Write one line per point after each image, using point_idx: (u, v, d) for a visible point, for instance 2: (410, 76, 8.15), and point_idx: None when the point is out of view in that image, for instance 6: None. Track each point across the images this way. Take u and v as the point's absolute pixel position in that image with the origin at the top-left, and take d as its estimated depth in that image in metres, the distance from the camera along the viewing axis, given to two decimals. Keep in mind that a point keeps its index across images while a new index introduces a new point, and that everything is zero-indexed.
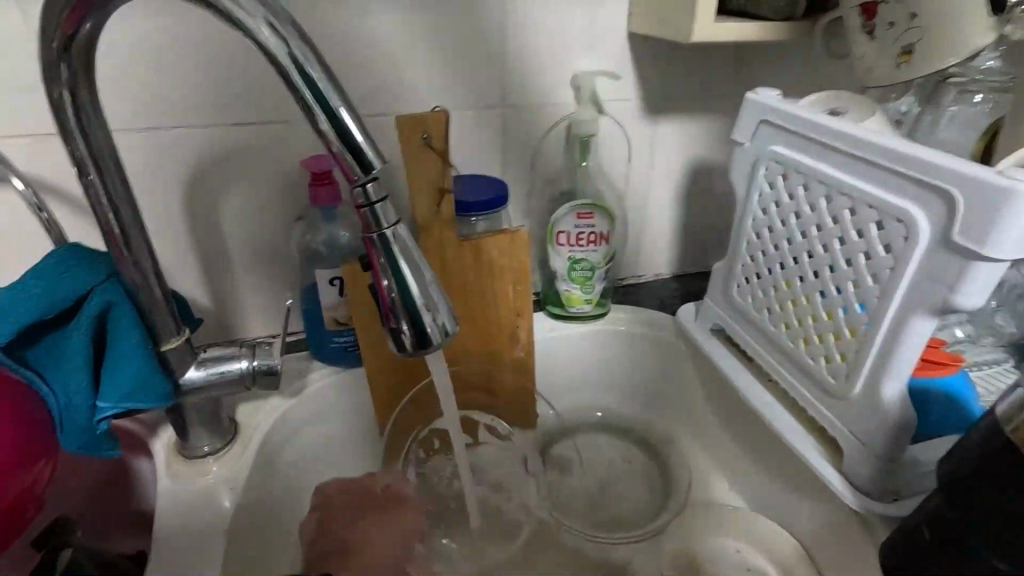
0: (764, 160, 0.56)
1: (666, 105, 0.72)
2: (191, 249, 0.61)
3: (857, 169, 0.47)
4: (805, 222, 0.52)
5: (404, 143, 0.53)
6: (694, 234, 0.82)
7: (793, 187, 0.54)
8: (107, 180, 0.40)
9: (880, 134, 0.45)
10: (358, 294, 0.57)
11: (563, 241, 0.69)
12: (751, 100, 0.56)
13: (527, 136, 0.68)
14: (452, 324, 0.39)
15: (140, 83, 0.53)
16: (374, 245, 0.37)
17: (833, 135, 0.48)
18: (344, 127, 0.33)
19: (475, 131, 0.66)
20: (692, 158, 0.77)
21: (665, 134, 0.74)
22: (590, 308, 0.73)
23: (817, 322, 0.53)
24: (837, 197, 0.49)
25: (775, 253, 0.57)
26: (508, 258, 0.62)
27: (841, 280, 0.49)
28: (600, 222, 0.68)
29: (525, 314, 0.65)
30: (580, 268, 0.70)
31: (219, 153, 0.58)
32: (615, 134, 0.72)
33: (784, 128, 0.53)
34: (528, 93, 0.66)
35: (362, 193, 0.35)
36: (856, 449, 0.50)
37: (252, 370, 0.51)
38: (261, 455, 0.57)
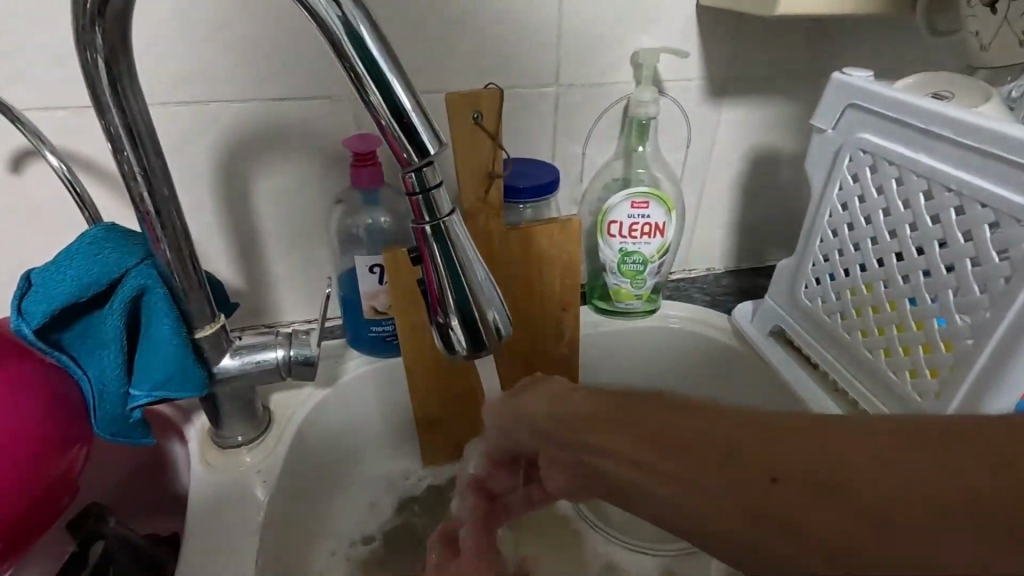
0: (850, 148, 0.50)
1: (733, 87, 0.66)
2: (227, 230, 0.59)
3: (969, 163, 0.41)
4: (895, 221, 0.47)
5: (453, 122, 0.49)
6: (753, 227, 0.77)
7: (882, 180, 0.48)
8: (143, 157, 0.38)
9: (1002, 123, 0.39)
10: (398, 281, 0.54)
11: (615, 232, 0.64)
12: (838, 81, 0.50)
13: (580, 118, 0.64)
14: (506, 324, 0.36)
15: (178, 54, 0.51)
16: (425, 236, 0.33)
17: (941, 123, 0.42)
18: (399, 103, 0.30)
19: (526, 111, 0.62)
20: (756, 145, 0.71)
21: (729, 119, 0.68)
22: (639, 304, 0.68)
23: (903, 332, 0.48)
24: (940, 194, 0.43)
25: (854, 254, 0.51)
26: (557, 249, 0.58)
27: (938, 288, 0.44)
28: (656, 212, 0.63)
29: (572, 307, 0.62)
30: (632, 261, 0.65)
31: (258, 130, 0.55)
32: (675, 118, 0.66)
33: (877, 113, 0.47)
34: (585, 71, 0.61)
35: (415, 178, 0.31)
36: None
37: (288, 360, 0.49)
38: (295, 445, 0.55)
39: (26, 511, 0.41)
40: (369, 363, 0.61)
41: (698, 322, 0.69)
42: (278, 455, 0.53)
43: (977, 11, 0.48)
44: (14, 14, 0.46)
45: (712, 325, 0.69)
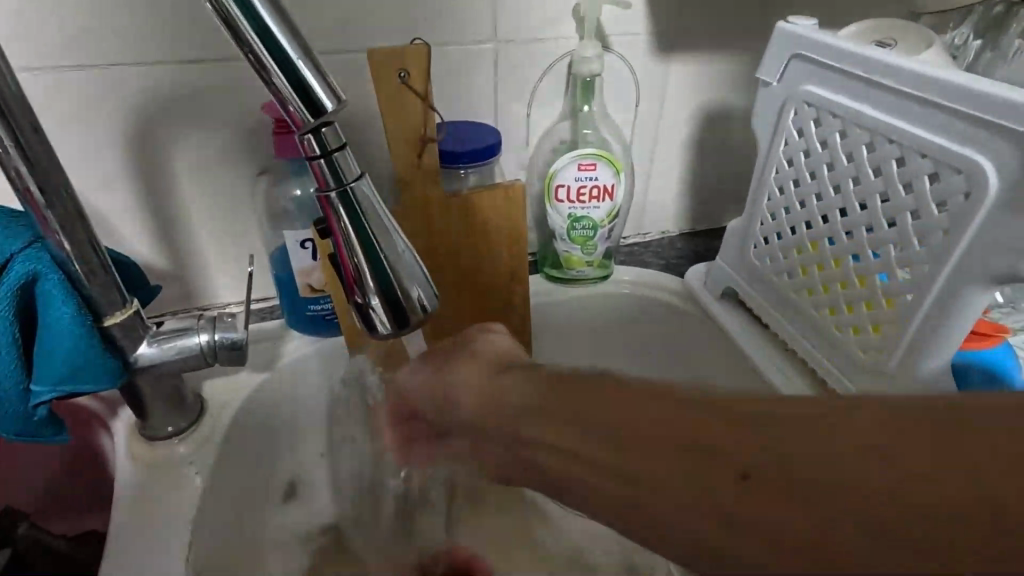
0: (795, 102, 0.49)
1: (683, 42, 0.64)
2: (143, 208, 0.54)
3: (910, 112, 0.40)
4: (839, 175, 0.46)
5: (377, 81, 0.45)
6: (705, 188, 0.75)
7: (826, 133, 0.46)
8: (16, 128, 0.34)
9: (940, 69, 0.38)
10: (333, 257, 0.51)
11: (562, 197, 0.62)
12: (783, 30, 0.48)
13: (523, 76, 0.60)
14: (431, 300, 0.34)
15: (65, 11, 0.45)
16: (332, 205, 0.30)
17: (882, 71, 0.41)
18: (283, 55, 0.26)
19: (464, 72, 0.58)
20: (708, 102, 0.69)
21: (678, 75, 0.66)
22: (591, 270, 0.67)
23: (847, 289, 0.47)
24: (881, 145, 0.42)
25: (800, 211, 0.50)
26: (502, 217, 0.56)
27: (880, 242, 0.43)
28: (603, 174, 0.61)
29: (521, 276, 0.60)
30: (581, 227, 0.63)
31: (167, 97, 0.50)
32: (623, 75, 0.64)
33: (821, 63, 0.46)
34: (525, 25, 0.57)
35: (313, 141, 0.28)
36: None
37: (213, 345, 0.46)
38: (232, 433, 0.52)
39: None
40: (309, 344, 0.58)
41: (651, 287, 0.68)
42: (214, 444, 0.50)
43: None
44: None
45: (665, 290, 0.68)
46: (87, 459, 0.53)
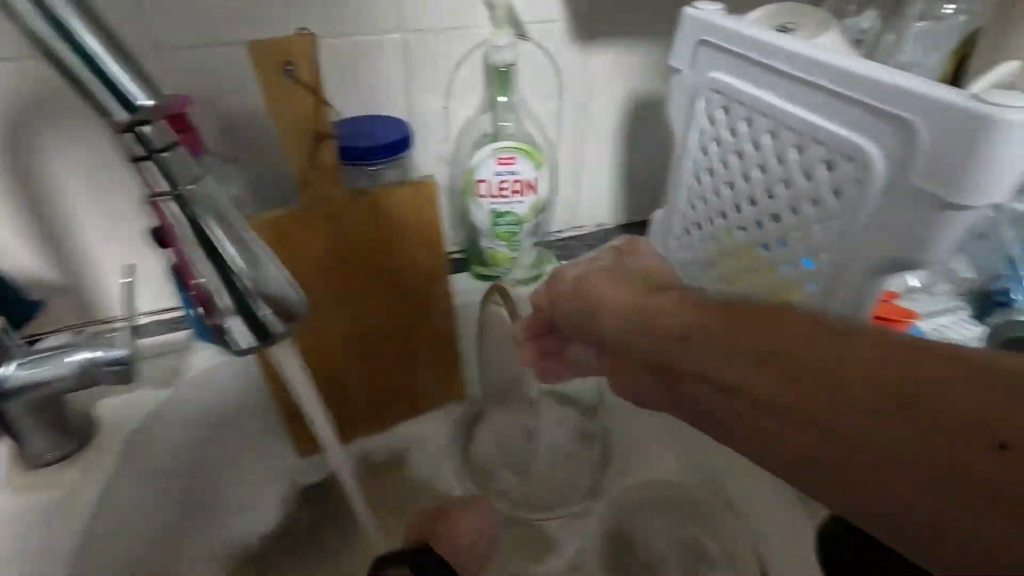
0: (703, 90, 0.47)
1: (603, 30, 0.62)
2: (24, 219, 0.51)
3: (806, 97, 0.39)
4: (746, 163, 0.45)
5: (261, 73, 0.43)
6: (639, 178, 0.74)
7: (733, 121, 0.45)
8: None
9: (833, 53, 0.37)
10: None
11: (483, 192, 0.60)
12: (689, 16, 0.47)
13: (435, 68, 0.58)
14: (295, 305, 0.35)
15: None
16: (180, 222, 0.33)
17: (779, 57, 0.40)
18: (97, 59, 0.28)
19: (372, 64, 0.55)
20: (634, 91, 0.67)
21: (600, 64, 0.64)
22: (519, 267, 0.65)
23: (761, 280, 0.46)
24: (782, 133, 0.41)
25: (713, 201, 0.49)
26: (415, 215, 0.53)
27: (786, 232, 0.42)
28: (524, 168, 0.59)
29: (441, 277, 0.57)
30: (505, 223, 0.61)
31: (39, 99, 0.47)
32: (543, 65, 0.62)
33: (724, 50, 0.44)
34: (434, 14, 0.55)
35: (139, 140, 0.30)
36: None
37: (93, 362, 0.42)
38: (128, 455, 0.49)
39: None
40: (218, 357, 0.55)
41: None
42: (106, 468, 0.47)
43: None
44: None
45: None
46: None
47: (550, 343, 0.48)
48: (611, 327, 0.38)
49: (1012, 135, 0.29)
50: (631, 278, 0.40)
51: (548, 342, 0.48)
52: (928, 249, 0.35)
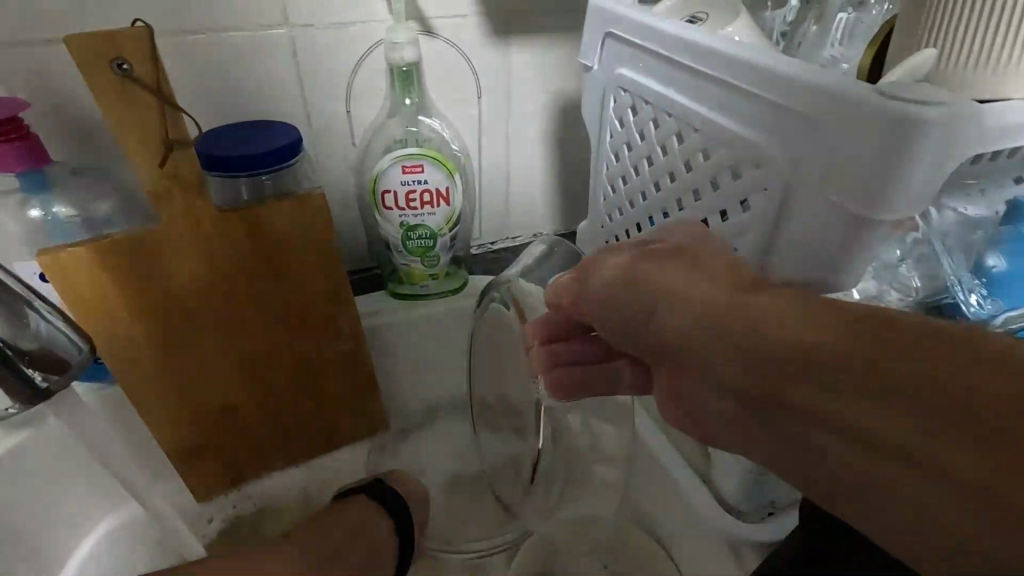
0: (612, 89, 0.43)
1: (520, 24, 0.57)
2: None
3: (709, 95, 0.34)
4: (657, 170, 0.40)
5: (89, 75, 0.37)
6: (575, 184, 0.68)
7: (642, 124, 0.41)
8: None
9: (736, 47, 0.33)
10: (84, 290, 0.42)
11: (390, 204, 0.54)
12: (593, 7, 0.43)
13: (330, 68, 0.52)
14: (66, 358, 0.36)
15: None
16: None
17: (681, 51, 0.35)
18: None
19: (254, 64, 0.50)
20: (560, 91, 0.62)
21: (521, 62, 0.59)
22: (438, 284, 0.59)
23: None
24: (689, 137, 0.36)
25: (630, 213, 0.44)
26: (304, 229, 0.47)
27: None
28: (433, 177, 0.54)
29: (343, 299, 0.51)
30: (417, 237, 0.56)
31: None
32: (453, 63, 0.56)
33: (629, 44, 0.40)
34: (321, 9, 0.49)
35: None
36: (726, 460, 0.40)
37: None
38: None
39: None
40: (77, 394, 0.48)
41: None
42: None
43: None
44: None
45: None
46: None
47: (590, 350, 0.39)
48: (679, 333, 0.26)
49: (925, 137, 0.24)
50: (706, 268, 0.27)
51: (589, 348, 0.39)
52: (854, 268, 0.29)
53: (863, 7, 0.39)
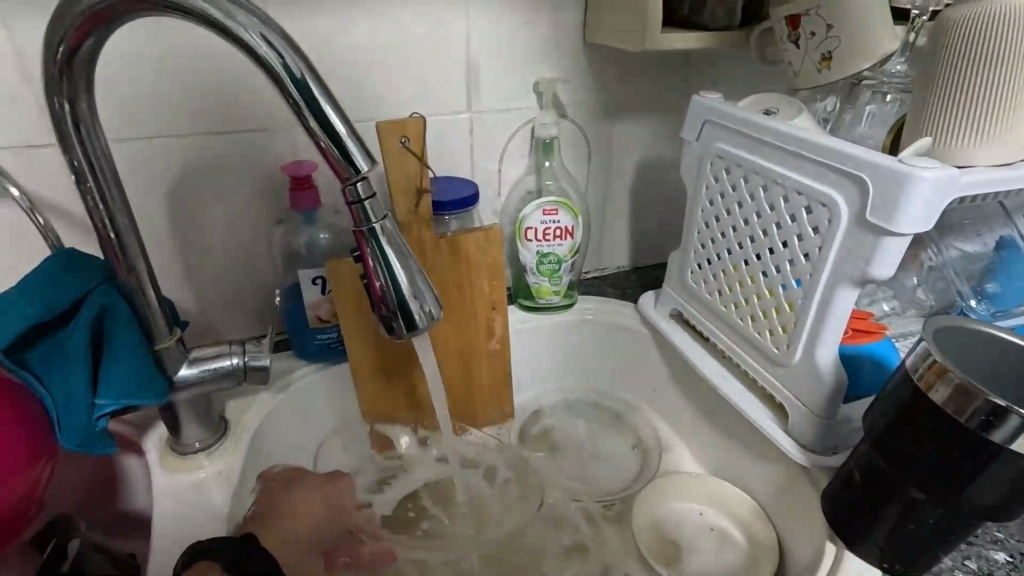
0: (710, 156, 0.62)
1: (624, 109, 0.77)
2: (175, 255, 0.63)
3: (788, 161, 0.53)
4: (746, 211, 0.58)
5: (383, 146, 0.57)
6: (653, 228, 0.87)
7: (734, 179, 0.59)
8: (104, 187, 0.43)
9: (808, 131, 0.52)
10: (343, 289, 0.61)
11: (531, 237, 0.73)
12: (696, 101, 0.63)
13: (494, 139, 0.73)
14: (423, 319, 0.42)
15: (124, 96, 0.56)
16: (364, 237, 0.40)
17: (767, 131, 0.54)
18: (336, 133, 0.37)
19: (444, 137, 0.70)
20: (647, 157, 0.81)
21: (622, 136, 0.78)
22: (558, 299, 0.77)
23: (761, 299, 0.58)
24: (772, 186, 0.55)
25: (722, 240, 0.62)
26: (482, 253, 0.66)
27: (778, 261, 0.55)
28: (564, 218, 0.72)
29: (500, 306, 0.69)
30: (548, 262, 0.74)
31: (200, 160, 0.60)
32: (575, 136, 0.76)
33: (726, 126, 0.59)
34: (492, 100, 0.70)
35: (353, 190, 0.39)
36: (800, 413, 0.56)
37: (243, 366, 0.53)
38: (252, 448, 0.59)
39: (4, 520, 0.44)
40: (309, 307, 0.63)
41: (611, 311, 0.79)
42: (234, 460, 0.57)
43: (787, 46, 0.58)
44: None
45: (622, 314, 0.78)
46: (117, 462, 0.59)
47: None
48: None
49: (916, 180, 0.42)
50: None
51: None
52: (874, 247, 0.46)
53: (883, 103, 0.58)
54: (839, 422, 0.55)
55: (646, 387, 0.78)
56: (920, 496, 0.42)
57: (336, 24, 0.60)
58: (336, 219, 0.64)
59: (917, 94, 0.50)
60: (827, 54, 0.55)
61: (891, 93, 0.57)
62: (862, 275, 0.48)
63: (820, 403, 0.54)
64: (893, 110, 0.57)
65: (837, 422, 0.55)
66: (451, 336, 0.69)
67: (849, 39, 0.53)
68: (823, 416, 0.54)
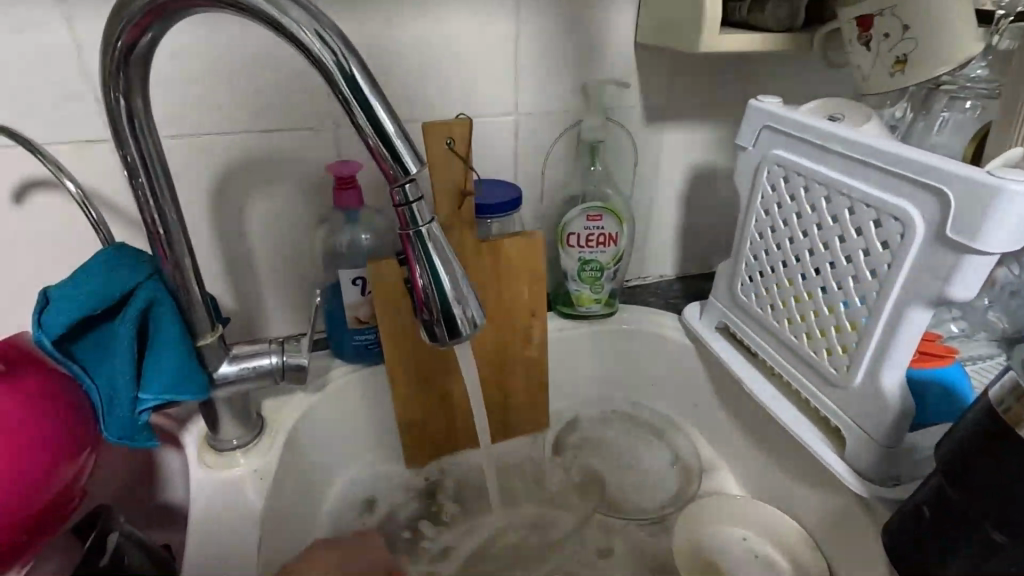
0: (766, 163, 0.59)
1: (675, 113, 0.74)
2: (219, 251, 0.64)
3: (856, 171, 0.50)
4: (805, 221, 0.55)
5: (428, 146, 0.56)
6: (698, 237, 0.84)
7: (793, 188, 0.56)
8: (155, 183, 0.43)
9: (879, 139, 0.48)
10: (382, 290, 0.60)
11: (574, 242, 0.71)
12: (753, 105, 0.59)
13: (538, 142, 0.71)
14: (466, 325, 0.41)
15: (177, 92, 0.56)
16: (410, 241, 0.39)
17: (833, 139, 0.51)
18: (386, 133, 0.36)
19: (489, 139, 0.69)
20: (696, 163, 0.78)
21: (670, 141, 0.76)
22: (599, 307, 0.75)
23: (819, 316, 0.55)
24: (836, 197, 0.51)
25: (777, 252, 0.59)
26: (524, 258, 0.64)
27: (840, 276, 0.52)
28: (609, 224, 0.70)
29: (539, 313, 0.68)
30: (590, 269, 0.72)
31: (247, 158, 0.61)
32: (622, 141, 0.74)
33: (786, 132, 0.56)
34: (539, 102, 0.68)
35: (401, 192, 0.38)
36: (859, 439, 0.53)
37: (282, 365, 0.53)
38: (288, 447, 0.59)
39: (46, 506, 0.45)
40: (348, 307, 0.63)
41: (654, 322, 0.76)
42: (270, 459, 0.57)
43: (855, 48, 0.55)
44: (36, 62, 0.51)
45: (665, 326, 0.75)
46: (158, 456, 0.60)
47: None
48: None
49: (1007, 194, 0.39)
50: None
51: None
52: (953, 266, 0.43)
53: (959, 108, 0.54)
54: (902, 451, 0.51)
55: (689, 402, 0.75)
56: (1002, 540, 0.38)
57: (385, 22, 0.60)
58: (378, 220, 0.64)
59: (1004, 101, 0.46)
60: (902, 56, 0.51)
61: (971, 100, 0.53)
62: (938, 295, 0.44)
63: (883, 430, 0.50)
64: (973, 117, 0.53)
65: (900, 451, 0.51)
66: (489, 341, 0.67)
67: (928, 40, 0.49)
68: (886, 445, 0.51)
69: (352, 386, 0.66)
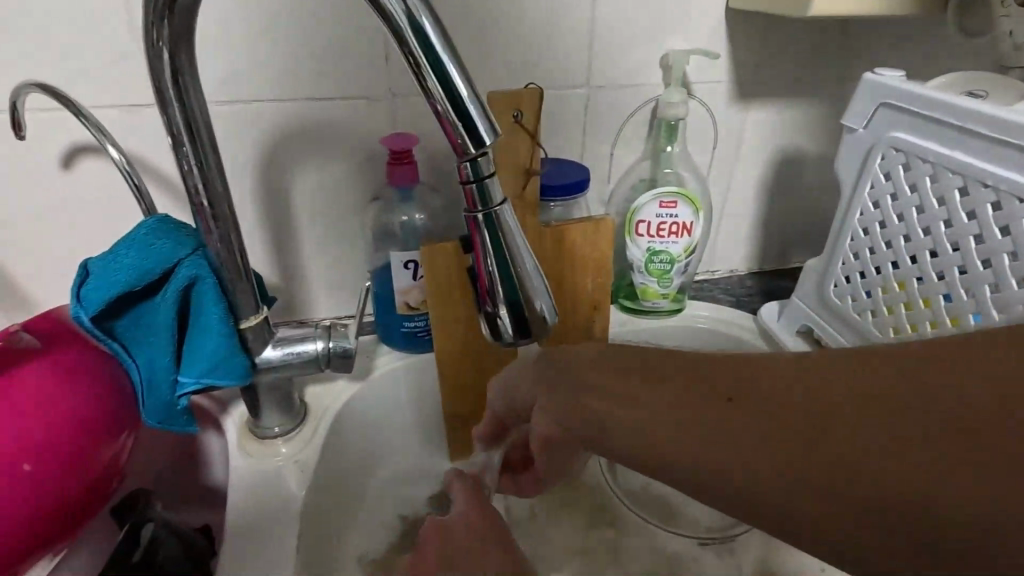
0: (881, 147, 0.51)
1: (763, 90, 0.66)
2: (266, 226, 0.60)
3: (1006, 159, 0.41)
4: (928, 217, 0.47)
5: (493, 120, 0.51)
6: (778, 230, 0.76)
7: (915, 177, 0.48)
8: (200, 151, 0.39)
9: None
10: (435, 276, 0.55)
11: (643, 231, 0.64)
12: (868, 79, 0.51)
13: (609, 119, 0.64)
14: (538, 323, 0.36)
15: (227, 55, 0.52)
16: (477, 225, 0.34)
17: (977, 119, 0.43)
18: (460, 99, 0.31)
19: (555, 115, 0.62)
20: (783, 147, 0.70)
21: (756, 121, 0.68)
22: (667, 303, 0.68)
23: (938, 329, 0.48)
24: (975, 189, 0.44)
25: (886, 251, 0.51)
26: (590, 247, 0.59)
27: (974, 283, 0.45)
28: (683, 211, 0.63)
29: (601, 307, 0.62)
30: (659, 261, 0.65)
31: (299, 128, 0.57)
32: (701, 119, 0.66)
33: (911, 111, 0.47)
34: (613, 73, 0.62)
35: (470, 167, 0.32)
36: None
37: (327, 352, 0.49)
38: (330, 438, 0.56)
39: (84, 493, 0.42)
40: (396, 291, 0.58)
41: (726, 322, 0.69)
42: (312, 449, 0.54)
43: (1010, 10, 0.48)
44: (83, 19, 0.48)
45: (739, 326, 0.68)
46: (200, 439, 0.58)
47: None
48: None
49: None
50: None
51: None
52: None
53: None
54: None
55: None
56: None
57: None
58: (432, 200, 0.59)
59: None
60: None
61: None
62: None
63: None
64: None
65: None
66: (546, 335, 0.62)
67: None
68: None
69: (398, 375, 0.62)
